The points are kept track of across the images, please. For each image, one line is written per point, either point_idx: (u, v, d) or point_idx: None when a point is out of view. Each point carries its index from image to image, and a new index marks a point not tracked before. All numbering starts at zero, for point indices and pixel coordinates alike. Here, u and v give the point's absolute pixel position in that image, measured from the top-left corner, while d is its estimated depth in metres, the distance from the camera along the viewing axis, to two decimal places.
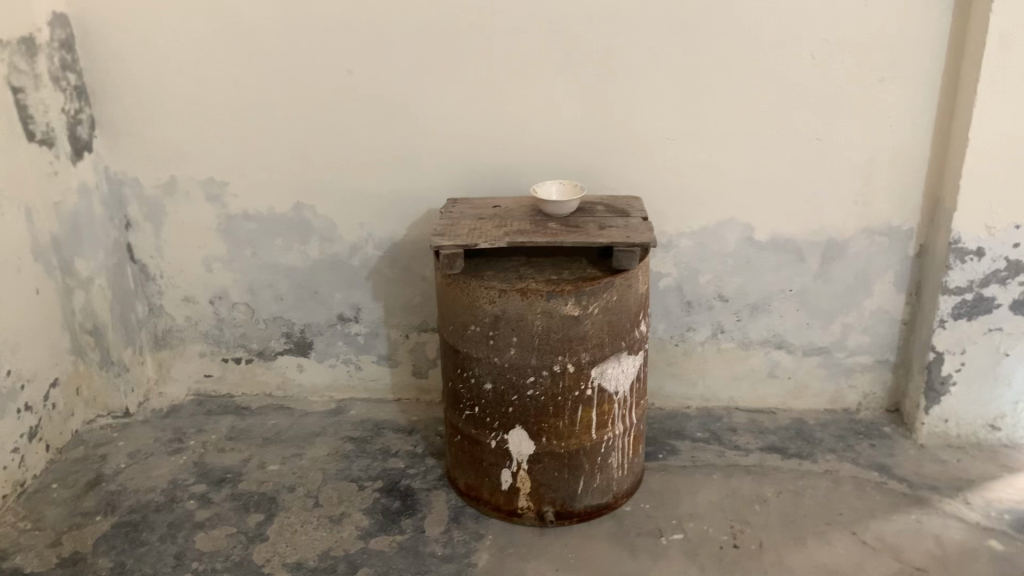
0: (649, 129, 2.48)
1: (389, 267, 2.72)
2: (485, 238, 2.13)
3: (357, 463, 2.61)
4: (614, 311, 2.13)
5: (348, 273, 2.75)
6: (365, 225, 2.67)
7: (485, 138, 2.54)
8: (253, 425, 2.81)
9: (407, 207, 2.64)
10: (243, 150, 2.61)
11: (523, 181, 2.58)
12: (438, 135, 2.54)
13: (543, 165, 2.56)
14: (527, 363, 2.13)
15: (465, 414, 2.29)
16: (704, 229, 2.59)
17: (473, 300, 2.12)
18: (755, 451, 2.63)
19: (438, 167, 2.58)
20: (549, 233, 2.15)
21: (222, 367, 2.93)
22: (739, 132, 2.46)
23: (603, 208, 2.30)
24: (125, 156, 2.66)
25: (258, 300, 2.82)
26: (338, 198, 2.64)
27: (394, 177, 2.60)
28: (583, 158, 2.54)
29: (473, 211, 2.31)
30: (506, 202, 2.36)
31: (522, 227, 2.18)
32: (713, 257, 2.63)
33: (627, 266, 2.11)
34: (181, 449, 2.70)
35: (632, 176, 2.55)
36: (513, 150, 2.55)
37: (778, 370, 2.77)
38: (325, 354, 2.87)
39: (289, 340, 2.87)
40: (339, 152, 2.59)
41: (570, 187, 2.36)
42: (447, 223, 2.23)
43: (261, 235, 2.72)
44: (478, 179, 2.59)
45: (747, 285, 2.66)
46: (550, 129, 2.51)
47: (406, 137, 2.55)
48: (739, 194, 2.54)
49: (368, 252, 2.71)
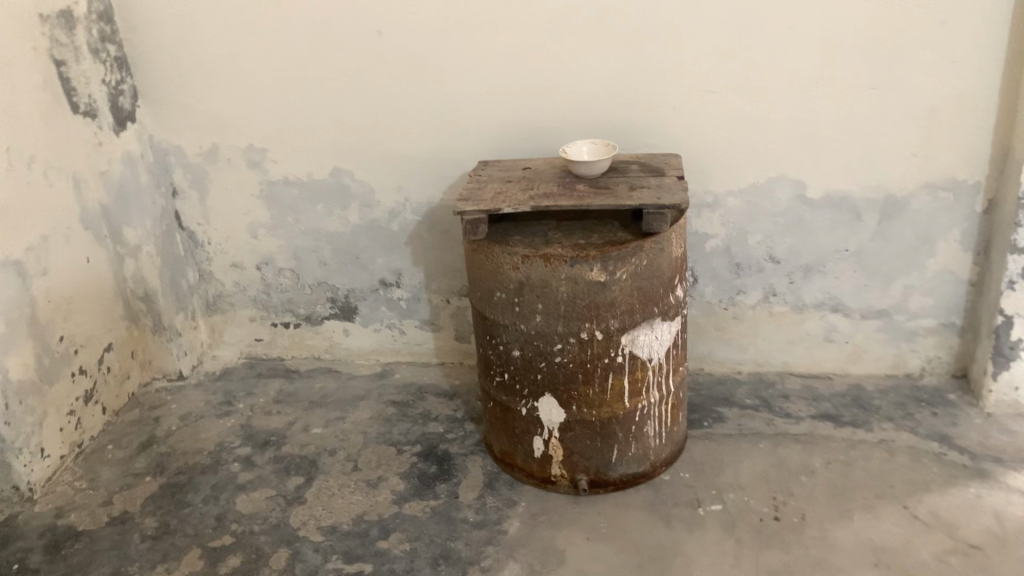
0: (690, 83, 2.36)
1: (428, 232, 2.70)
2: (510, 202, 2.08)
3: (398, 427, 2.62)
4: (643, 276, 2.05)
5: (388, 238, 2.74)
6: (403, 190, 2.65)
7: (520, 99, 2.46)
8: (300, 388, 2.85)
9: (443, 171, 2.60)
10: (280, 117, 2.61)
11: (560, 142, 2.50)
12: (472, 97, 2.48)
13: (580, 126, 2.47)
14: (554, 330, 2.08)
15: (496, 380, 2.25)
16: (751, 186, 2.46)
17: (497, 266, 2.07)
18: (806, 419, 2.51)
19: (473, 130, 2.53)
20: (576, 196, 2.07)
21: (271, 332, 2.97)
22: (787, 84, 2.32)
23: (637, 168, 2.21)
24: (169, 125, 2.69)
25: (302, 265, 2.83)
26: (376, 163, 2.62)
27: (430, 141, 2.56)
28: (621, 116, 2.44)
29: (503, 174, 2.25)
30: (538, 164, 2.30)
31: (549, 190, 2.11)
32: (761, 216, 2.50)
33: (656, 230, 2.02)
34: (231, 412, 2.77)
35: (673, 134, 2.44)
36: (549, 110, 2.47)
37: (834, 334, 2.63)
38: (370, 319, 2.88)
39: (334, 305, 2.88)
40: (374, 117, 2.56)
41: (603, 147, 2.25)
42: (474, 187, 2.19)
43: (302, 201, 2.73)
44: (514, 142, 2.52)
45: (799, 246, 2.52)
46: (585, 87, 2.42)
47: (439, 100, 2.50)
48: (788, 149, 2.40)
49: (406, 217, 2.69)
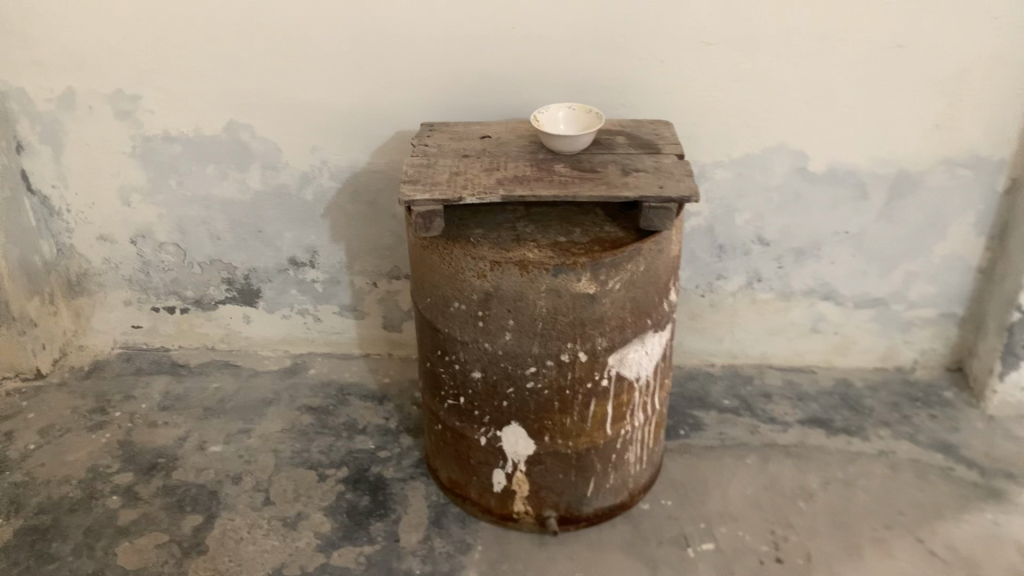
0: (682, 31, 1.91)
1: (350, 203, 2.20)
2: (473, 189, 1.62)
3: (317, 443, 2.16)
4: (639, 284, 1.64)
5: (299, 210, 2.23)
6: (319, 150, 2.13)
7: (469, 43, 1.96)
8: (192, 389, 2.34)
9: (370, 128, 2.08)
10: (157, 55, 2.02)
11: (517, 98, 2.02)
12: (410, 39, 1.96)
13: (543, 78, 2.00)
14: (527, 352, 1.65)
15: (446, 402, 1.82)
16: (745, 158, 2.06)
17: (456, 271, 1.63)
18: (794, 425, 2.20)
19: (408, 79, 2.01)
20: (555, 182, 1.63)
21: (152, 318, 2.44)
22: (797, 37, 1.90)
23: (624, 141, 1.77)
24: (5, 60, 2.06)
25: (190, 240, 2.29)
26: (283, 117, 2.08)
27: (354, 91, 2.04)
28: (595, 65, 1.97)
29: (456, 146, 1.78)
30: (498, 132, 1.83)
31: (520, 173, 1.66)
32: (754, 192, 2.11)
33: (658, 228, 1.61)
34: (104, 423, 2.24)
35: (657, 91, 1.99)
36: (506, 58, 1.97)
37: (822, 325, 2.31)
38: (276, 304, 2.38)
39: (231, 287, 2.36)
40: (281, 61, 2.01)
41: (581, 114, 1.79)
42: (421, 163, 1.70)
43: (188, 162, 2.17)
44: (461, 97, 2.03)
45: (793, 227, 2.15)
46: (551, 30, 1.93)
47: (367, 43, 1.97)
48: (792, 115, 2.00)
49: (322, 183, 2.18)
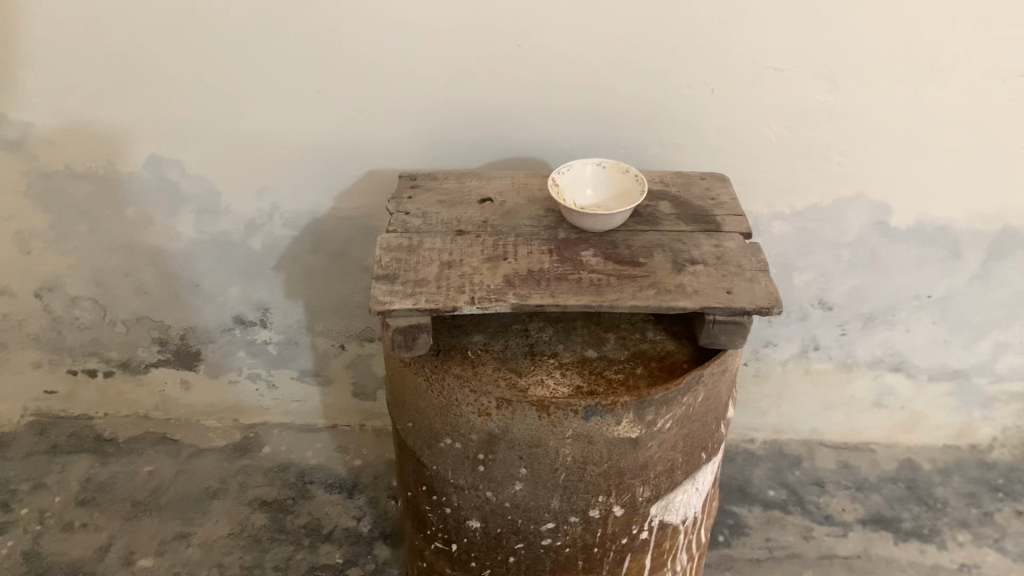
0: (745, 56, 1.45)
1: (310, 256, 1.75)
2: (473, 292, 1.17)
3: (271, 555, 1.74)
4: (695, 417, 1.22)
5: (245, 262, 1.77)
6: (268, 192, 1.66)
7: (463, 62, 1.48)
8: (119, 475, 1.91)
9: (337, 168, 1.62)
10: (50, 72, 1.53)
11: (525, 133, 1.57)
12: (383, 56, 1.48)
13: (559, 110, 1.53)
14: (544, 505, 1.23)
15: (435, 544, 1.41)
16: (812, 209, 1.63)
17: (449, 402, 1.19)
18: (856, 528, 1.80)
19: (382, 106, 1.54)
20: (585, 281, 1.19)
21: (69, 382, 1.99)
22: (894, 66, 1.45)
23: (672, 212, 1.33)
24: None
25: (111, 295, 1.83)
26: (221, 152, 1.61)
27: (312, 122, 1.57)
28: (627, 96, 1.51)
29: (448, 217, 1.32)
30: (502, 194, 1.37)
31: (536, 265, 1.22)
32: (819, 248, 1.68)
33: (724, 347, 1.18)
34: (6, 525, 1.79)
35: (706, 128, 1.54)
36: (510, 83, 1.50)
37: (887, 399, 1.91)
38: (220, 367, 1.94)
39: (164, 348, 1.91)
40: (214, 83, 1.52)
41: (621, 177, 1.32)
42: (401, 246, 1.26)
43: (101, 203, 1.70)
44: (450, 131, 1.57)
45: (863, 289, 1.73)
46: (571, 48, 1.46)
47: (326, 59, 1.49)
48: (876, 159, 1.56)
49: (274, 232, 1.72)
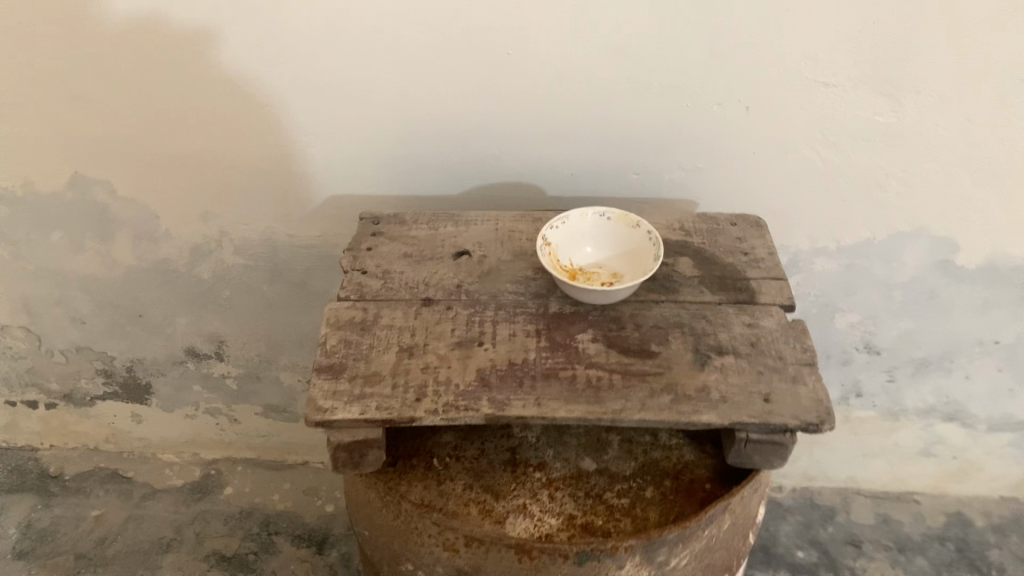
0: (790, 70, 1.16)
1: (268, 287, 1.50)
2: (438, 395, 0.92)
3: None
4: (718, 546, 0.97)
5: (193, 292, 1.52)
6: (213, 215, 1.40)
7: (438, 70, 1.20)
8: (62, 521, 1.69)
9: (296, 193, 1.37)
10: None
11: (519, 157, 1.30)
12: (343, 68, 1.20)
13: (559, 131, 1.26)
14: None
15: None
16: (863, 245, 1.35)
17: (409, 531, 0.95)
18: None
19: (343, 122, 1.27)
20: (580, 381, 0.93)
21: (9, 412, 1.77)
22: (978, 85, 1.15)
23: (693, 274, 1.07)
24: None
25: (44, 324, 1.60)
26: (156, 169, 1.35)
27: (264, 142, 1.30)
28: (642, 115, 1.23)
29: (415, 279, 1.07)
30: (483, 246, 1.11)
31: (519, 355, 0.96)
32: (868, 288, 1.41)
33: (758, 466, 0.93)
34: None
35: (738, 151, 1.26)
36: (496, 94, 1.22)
37: (938, 448, 1.65)
38: (174, 401, 1.71)
39: (110, 380, 1.68)
40: (143, 99, 1.26)
41: (633, 234, 1.05)
42: (353, 323, 1.00)
43: (21, 226, 1.45)
44: (424, 149, 1.30)
45: (915, 333, 1.46)
46: (573, 62, 1.18)
47: (275, 73, 1.21)
48: (946, 191, 1.28)
49: (223, 260, 1.46)
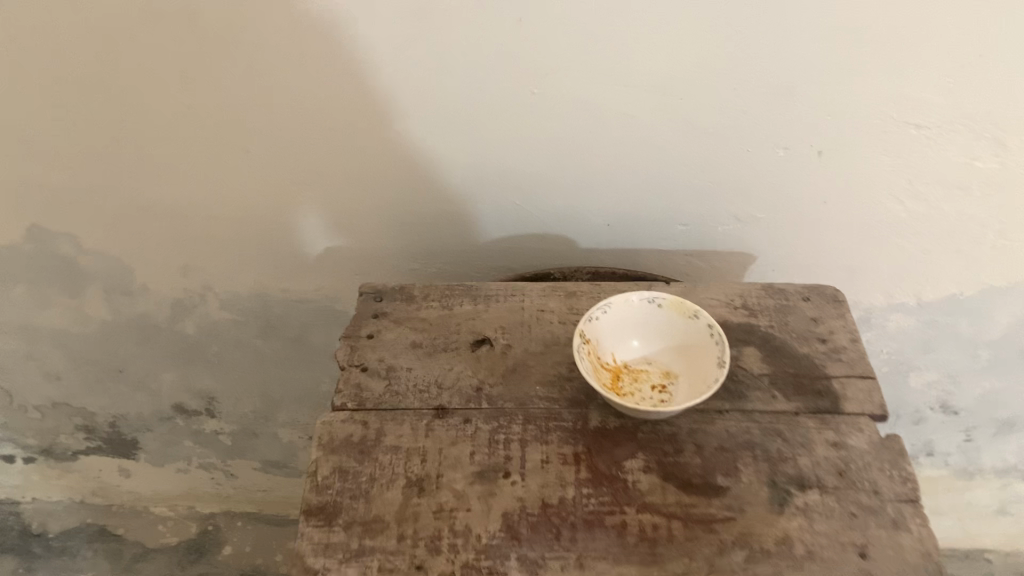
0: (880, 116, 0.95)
1: (262, 344, 1.32)
2: (456, 552, 0.74)
3: None
4: None
5: (177, 347, 1.34)
6: (194, 269, 1.22)
7: (450, 118, 0.99)
8: None
9: (288, 249, 1.18)
10: None
11: (551, 210, 1.10)
12: (339, 120, 1.00)
13: (597, 181, 1.05)
14: None
15: None
16: (948, 302, 1.16)
17: None
18: None
19: (337, 170, 1.07)
20: (632, 531, 0.75)
21: None
22: None
23: (762, 371, 0.88)
24: None
25: (14, 380, 1.43)
26: (126, 223, 1.16)
27: (248, 197, 1.11)
28: (697, 165, 1.02)
29: (425, 377, 0.88)
30: (507, 331, 0.92)
31: (554, 493, 0.78)
32: (950, 347, 1.22)
33: None
34: None
35: (810, 202, 1.06)
36: (516, 141, 1.01)
37: (1016, 507, 1.47)
38: (164, 456, 1.54)
39: (91, 436, 1.52)
40: (104, 152, 1.06)
41: (690, 325, 0.86)
42: (352, 446, 0.83)
43: None
44: (431, 199, 1.10)
45: (1002, 393, 1.27)
46: (617, 110, 0.96)
47: (258, 126, 1.01)
48: None
49: (209, 315, 1.28)
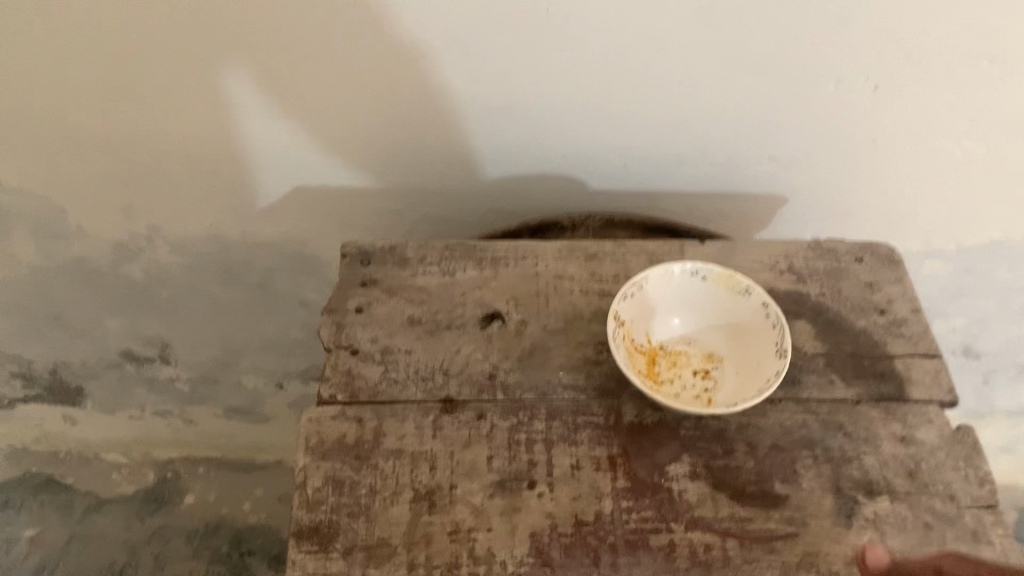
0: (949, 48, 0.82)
1: (222, 289, 1.17)
2: None
3: None
4: None
5: (123, 293, 1.18)
6: (139, 211, 1.05)
7: (448, 39, 0.83)
8: None
9: (252, 189, 1.02)
10: None
11: (558, 150, 0.95)
12: (316, 37, 0.83)
13: (614, 118, 0.91)
14: None
15: None
16: (991, 248, 1.05)
17: None
18: None
19: (308, 98, 0.90)
20: (682, 554, 0.64)
21: None
22: None
23: (816, 350, 0.77)
24: None
25: None
26: (57, 160, 0.98)
27: (205, 131, 0.94)
28: (733, 101, 0.88)
29: (428, 363, 0.75)
30: (520, 303, 0.79)
31: (589, 506, 0.67)
32: (985, 293, 1.12)
33: None
34: None
35: (854, 143, 0.93)
36: (525, 69, 0.86)
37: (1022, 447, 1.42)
38: (114, 403, 1.40)
39: (30, 384, 1.36)
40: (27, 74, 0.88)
41: (739, 302, 0.75)
42: (346, 450, 0.70)
43: None
44: (420, 134, 0.94)
45: None
46: (647, 34, 0.82)
47: (218, 44, 0.84)
48: None
49: (159, 259, 1.12)
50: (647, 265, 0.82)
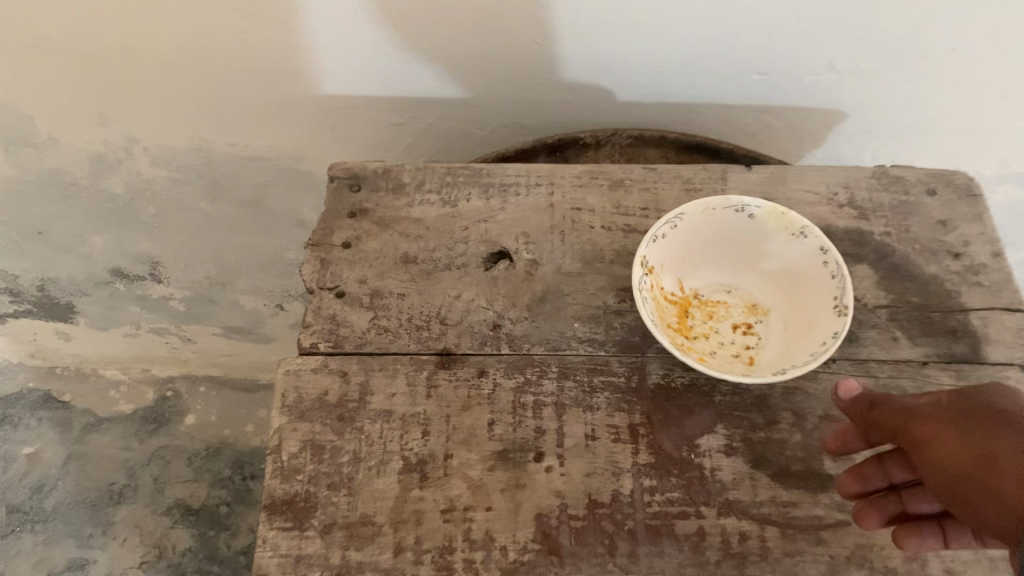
0: None
1: (212, 206, 1.07)
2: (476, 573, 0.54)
3: None
4: None
5: (105, 210, 1.08)
6: (113, 119, 0.94)
7: None
8: None
9: (239, 96, 0.90)
10: None
11: (586, 56, 0.81)
12: None
13: (654, 23, 0.76)
14: None
15: None
16: None
17: None
18: None
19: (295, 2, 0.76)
20: (713, 544, 0.55)
21: None
22: None
23: (877, 301, 0.66)
24: None
25: None
26: (16, 61, 0.85)
27: (182, 34, 0.81)
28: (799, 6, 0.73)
29: (424, 309, 0.65)
30: (532, 239, 0.68)
31: (605, 483, 0.57)
32: None
33: None
34: None
35: (937, 55, 0.78)
36: None
37: None
38: (108, 320, 1.32)
39: (18, 299, 1.28)
40: None
41: (793, 246, 0.63)
42: (326, 410, 0.61)
43: None
44: (422, 38, 0.81)
45: None
46: None
47: None
48: None
49: (140, 173, 1.02)
50: (682, 195, 0.71)
